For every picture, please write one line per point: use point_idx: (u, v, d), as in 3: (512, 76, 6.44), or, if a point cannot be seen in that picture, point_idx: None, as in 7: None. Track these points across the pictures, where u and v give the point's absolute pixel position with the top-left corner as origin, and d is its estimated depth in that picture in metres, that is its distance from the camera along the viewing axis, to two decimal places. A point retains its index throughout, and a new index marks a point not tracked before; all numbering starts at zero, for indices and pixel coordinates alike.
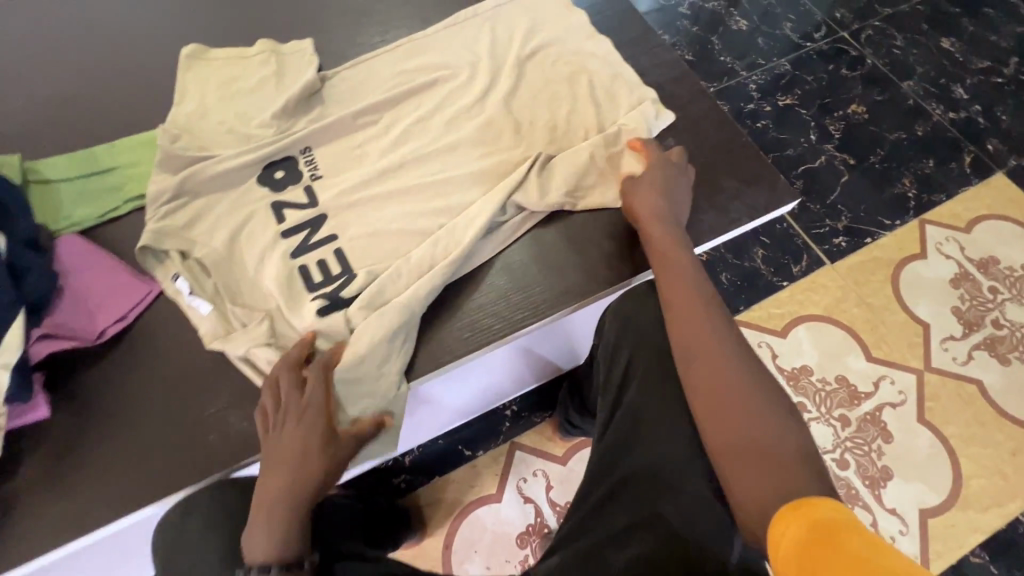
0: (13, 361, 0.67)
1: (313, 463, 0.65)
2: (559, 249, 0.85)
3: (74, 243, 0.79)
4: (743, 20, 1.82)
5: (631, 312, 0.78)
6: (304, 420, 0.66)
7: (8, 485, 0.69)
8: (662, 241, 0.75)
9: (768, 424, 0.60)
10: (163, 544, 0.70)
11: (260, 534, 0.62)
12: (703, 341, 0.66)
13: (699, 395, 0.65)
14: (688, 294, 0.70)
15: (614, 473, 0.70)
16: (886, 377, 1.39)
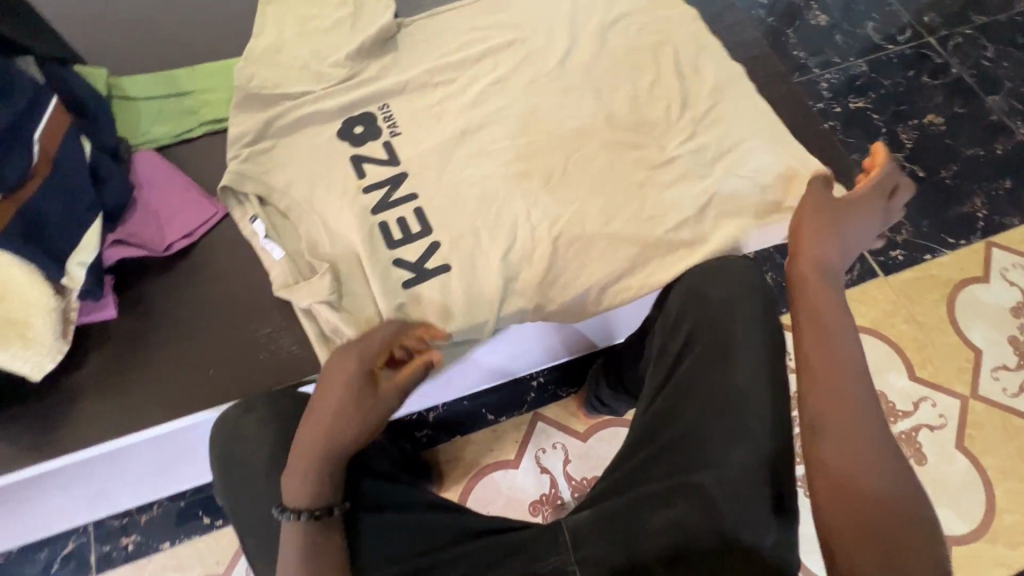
0: (88, 261, 0.71)
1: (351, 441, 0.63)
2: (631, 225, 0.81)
3: (150, 158, 0.82)
4: (823, 15, 1.73)
5: (695, 286, 0.78)
6: (351, 398, 0.62)
7: (71, 375, 0.73)
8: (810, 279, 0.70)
9: (887, 495, 0.57)
10: (220, 438, 0.71)
11: (292, 482, 0.62)
12: (839, 401, 0.62)
13: (822, 440, 0.61)
14: (829, 341, 0.66)
15: (659, 437, 0.71)
16: (928, 399, 1.34)
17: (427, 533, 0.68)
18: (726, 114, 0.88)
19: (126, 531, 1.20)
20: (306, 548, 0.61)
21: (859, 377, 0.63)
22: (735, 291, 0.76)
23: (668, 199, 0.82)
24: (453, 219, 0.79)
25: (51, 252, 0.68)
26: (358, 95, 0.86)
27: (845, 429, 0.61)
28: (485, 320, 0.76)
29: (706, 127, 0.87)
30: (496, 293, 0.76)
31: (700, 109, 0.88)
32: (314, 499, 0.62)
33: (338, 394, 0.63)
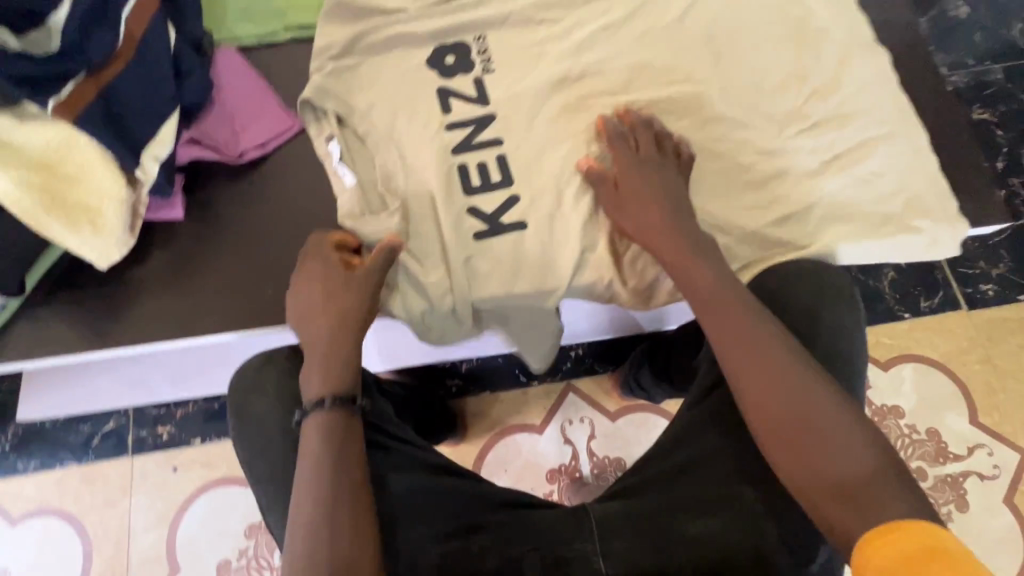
0: (163, 156, 0.69)
1: (353, 317, 0.65)
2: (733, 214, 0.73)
3: (232, 58, 0.78)
4: (966, 6, 1.52)
5: (773, 288, 0.70)
6: (324, 287, 0.65)
7: (135, 270, 0.73)
8: (675, 253, 0.65)
9: (812, 412, 0.58)
10: (242, 382, 0.72)
11: (312, 381, 0.63)
12: (762, 364, 0.60)
13: (759, 415, 0.60)
14: (725, 306, 0.63)
15: (705, 442, 0.67)
16: (985, 446, 1.26)
17: (436, 490, 0.66)
18: (859, 104, 0.77)
19: (162, 421, 1.25)
20: (331, 472, 0.58)
21: (760, 330, 0.61)
22: (819, 303, 0.69)
23: (773, 190, 0.74)
24: (537, 175, 0.73)
25: (127, 143, 0.66)
26: (455, 20, 0.78)
27: (775, 398, 0.59)
28: (554, 287, 0.71)
29: (831, 114, 0.77)
30: (571, 262, 0.71)
31: (830, 94, 0.78)
32: (341, 415, 0.61)
33: (317, 288, 0.66)
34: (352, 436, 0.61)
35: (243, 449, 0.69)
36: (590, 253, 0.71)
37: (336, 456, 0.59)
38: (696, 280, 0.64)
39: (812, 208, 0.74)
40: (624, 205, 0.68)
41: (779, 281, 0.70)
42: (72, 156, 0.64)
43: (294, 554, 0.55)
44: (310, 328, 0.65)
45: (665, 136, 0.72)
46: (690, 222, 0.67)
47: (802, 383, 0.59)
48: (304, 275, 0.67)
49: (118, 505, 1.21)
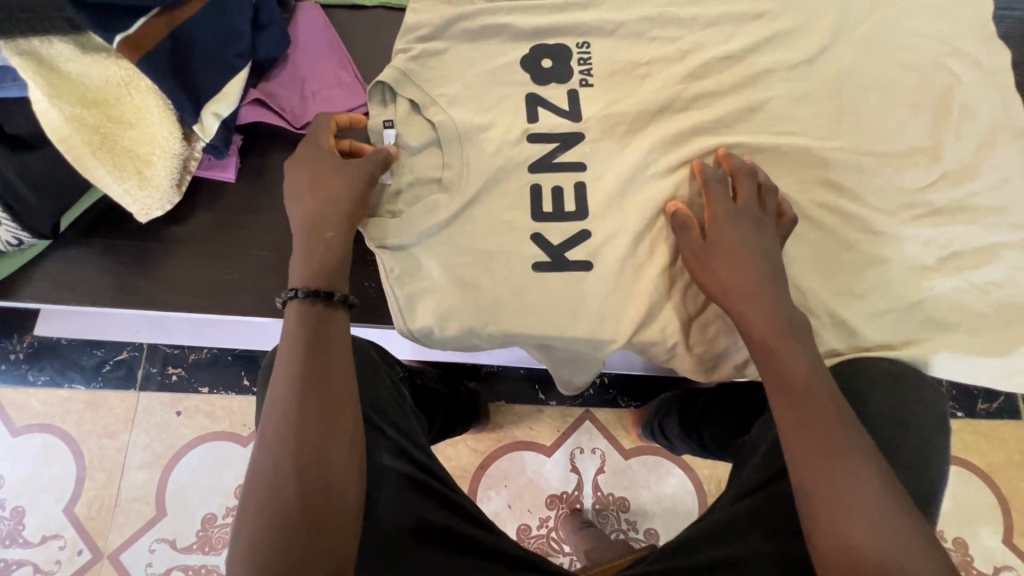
0: (224, 114, 0.63)
1: (334, 201, 0.60)
2: (828, 297, 0.64)
3: (313, 17, 0.72)
4: None
5: (858, 395, 0.62)
6: (312, 170, 0.62)
7: (175, 227, 0.69)
8: (762, 322, 0.57)
9: (864, 502, 0.51)
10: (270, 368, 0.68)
11: (295, 263, 0.59)
12: (816, 429, 0.54)
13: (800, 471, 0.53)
14: (794, 361, 0.56)
15: (750, 539, 0.60)
16: (1012, 569, 1.17)
17: (441, 531, 0.61)
18: (992, 200, 0.68)
19: (173, 362, 1.23)
20: (294, 376, 0.54)
21: (822, 390, 0.55)
22: (895, 424, 0.62)
23: (880, 278, 0.65)
24: (618, 211, 0.66)
25: (190, 94, 0.61)
26: (561, 20, 0.70)
27: (826, 466, 0.52)
28: (614, 338, 0.64)
29: (959, 205, 0.68)
30: (638, 315, 0.63)
31: (964, 181, 0.68)
32: (314, 314, 0.57)
33: (309, 169, 0.62)
34: (332, 342, 0.56)
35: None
36: (660, 308, 0.64)
37: (315, 362, 0.55)
38: (780, 357, 0.56)
39: (917, 306, 0.65)
40: (711, 261, 0.60)
41: (872, 379, 0.62)
42: (132, 100, 0.60)
43: (262, 461, 0.52)
44: (296, 208, 0.61)
45: (769, 189, 0.63)
46: (779, 293, 0.59)
47: (860, 459, 0.52)
48: (299, 160, 0.63)
49: (117, 437, 1.20)
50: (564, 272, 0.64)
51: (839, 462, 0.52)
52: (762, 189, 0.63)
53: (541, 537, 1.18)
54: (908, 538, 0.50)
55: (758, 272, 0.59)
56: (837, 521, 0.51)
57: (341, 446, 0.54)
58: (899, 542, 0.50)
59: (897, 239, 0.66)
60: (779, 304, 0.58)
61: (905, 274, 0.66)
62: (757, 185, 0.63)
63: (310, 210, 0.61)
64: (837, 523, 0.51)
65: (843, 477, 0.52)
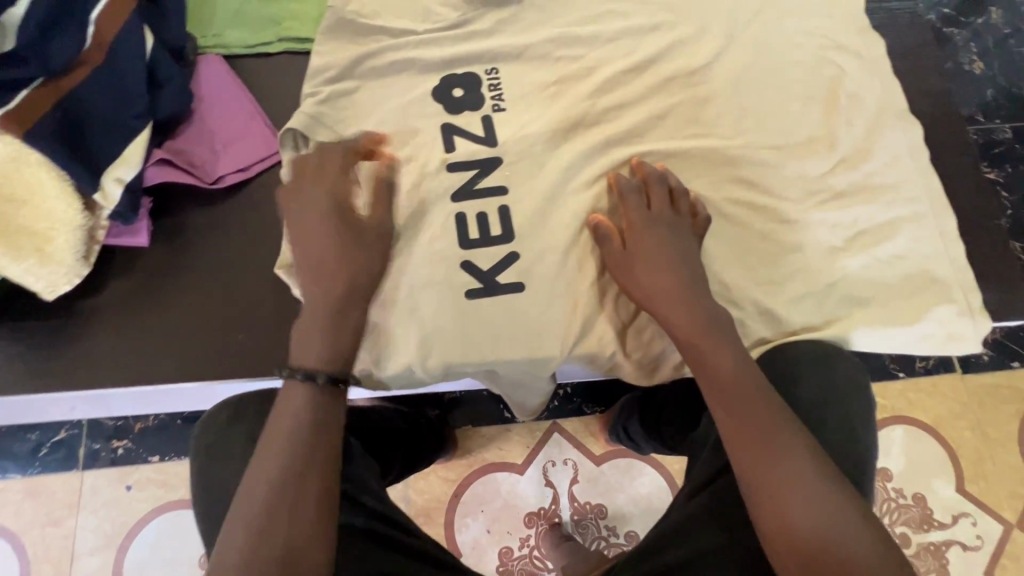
0: (127, 179, 0.61)
1: (362, 276, 0.59)
2: (750, 289, 0.67)
3: (216, 68, 0.71)
4: (979, 62, 1.57)
5: (782, 380, 0.66)
6: (335, 237, 0.60)
7: (90, 299, 0.66)
8: (685, 320, 0.60)
9: (796, 480, 0.53)
10: (200, 445, 0.62)
11: (317, 343, 0.56)
12: (745, 414, 0.56)
13: (736, 458, 0.55)
14: (717, 352, 0.59)
15: (703, 540, 0.61)
16: (970, 515, 1.23)
17: None
18: (889, 178, 0.73)
19: (118, 434, 1.17)
20: (287, 468, 0.51)
21: (746, 376, 0.58)
22: (822, 402, 0.65)
23: (794, 262, 0.69)
24: (541, 228, 0.67)
25: (86, 162, 0.59)
26: (467, 49, 0.72)
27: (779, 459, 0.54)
28: (554, 354, 0.64)
29: (859, 185, 0.72)
30: (573, 329, 0.64)
31: (860, 164, 0.73)
32: (319, 403, 0.54)
33: (333, 236, 0.60)
34: (331, 434, 0.54)
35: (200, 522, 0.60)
36: (595, 318, 0.65)
37: (314, 456, 0.52)
38: (704, 351, 0.59)
39: (832, 286, 0.69)
40: (635, 270, 0.62)
41: (794, 360, 0.66)
42: (23, 176, 0.57)
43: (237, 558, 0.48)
44: (322, 281, 0.58)
45: (680, 193, 0.66)
46: (697, 291, 0.61)
47: (789, 437, 0.55)
48: (320, 219, 0.60)
49: (62, 523, 1.13)
50: (496, 296, 0.65)
51: (771, 442, 0.55)
52: (677, 195, 0.66)
53: (523, 558, 1.17)
54: (841, 509, 0.52)
55: (678, 272, 0.62)
56: (774, 501, 0.53)
57: (321, 544, 0.50)
58: (833, 512, 0.52)
59: (807, 224, 0.70)
60: (698, 300, 0.61)
61: (819, 258, 0.69)
62: (669, 190, 0.66)
63: (341, 288, 0.58)
64: (775, 503, 0.53)
65: (776, 457, 0.54)
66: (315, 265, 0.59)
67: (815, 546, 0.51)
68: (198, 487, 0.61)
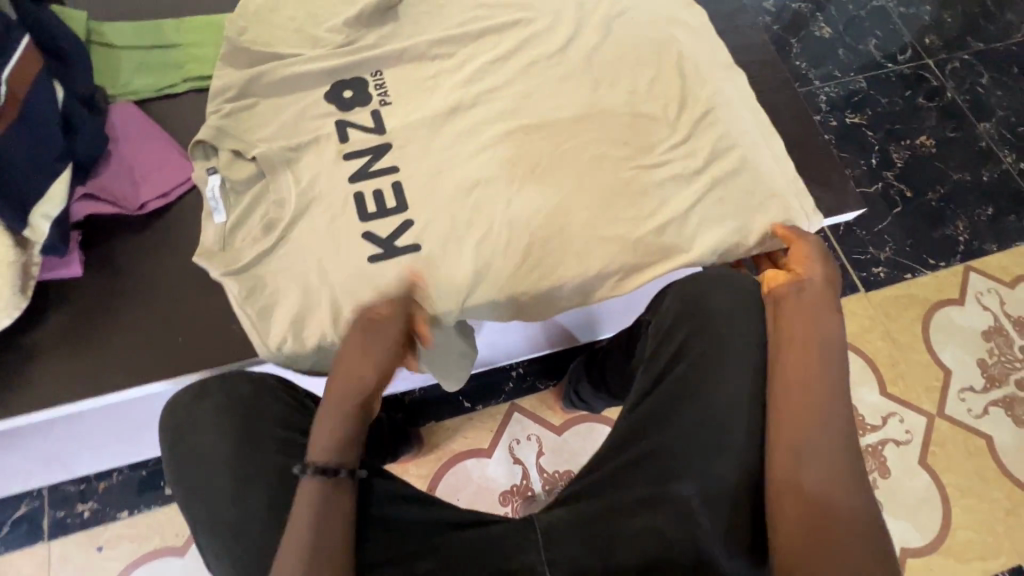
0: (53, 214, 0.68)
1: (368, 381, 0.65)
2: (625, 222, 0.78)
3: (128, 110, 0.78)
4: (827, 27, 1.83)
5: (698, 295, 0.74)
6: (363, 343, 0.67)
7: (33, 332, 0.71)
8: (796, 306, 0.69)
9: (825, 449, 0.61)
10: (169, 426, 0.69)
11: (322, 432, 0.63)
12: (807, 387, 0.64)
13: (784, 415, 0.64)
14: (810, 338, 0.67)
15: (643, 441, 0.68)
16: (896, 414, 1.36)
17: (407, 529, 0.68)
18: (733, 114, 0.86)
19: (83, 497, 1.16)
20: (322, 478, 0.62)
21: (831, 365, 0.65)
22: (739, 306, 0.73)
23: (656, 197, 0.80)
24: (438, 200, 0.76)
25: (11, 201, 0.65)
26: (353, 60, 0.82)
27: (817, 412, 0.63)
28: (451, 307, 0.74)
29: (708, 120, 0.85)
30: (468, 280, 0.74)
31: (705, 105, 0.85)
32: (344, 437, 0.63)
33: (358, 341, 0.67)
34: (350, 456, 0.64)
35: (181, 489, 0.67)
36: (486, 274, 0.75)
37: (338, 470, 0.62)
38: (791, 329, 0.68)
39: (690, 210, 0.80)
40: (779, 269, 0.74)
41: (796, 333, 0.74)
42: None
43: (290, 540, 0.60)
44: (339, 377, 0.65)
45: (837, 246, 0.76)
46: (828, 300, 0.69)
47: (836, 420, 0.62)
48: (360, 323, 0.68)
49: None
50: (391, 258, 0.74)
51: (820, 416, 0.62)
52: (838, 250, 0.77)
53: None
54: (859, 495, 0.59)
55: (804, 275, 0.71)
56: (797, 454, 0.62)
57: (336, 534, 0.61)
58: (842, 489, 0.59)
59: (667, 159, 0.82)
60: (811, 298, 0.69)
61: (673, 188, 0.81)
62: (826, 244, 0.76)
63: (349, 386, 0.65)
64: (794, 457, 0.62)
65: (826, 434, 0.62)
66: (338, 360, 0.66)
67: (810, 497, 0.59)
68: (174, 464, 0.67)
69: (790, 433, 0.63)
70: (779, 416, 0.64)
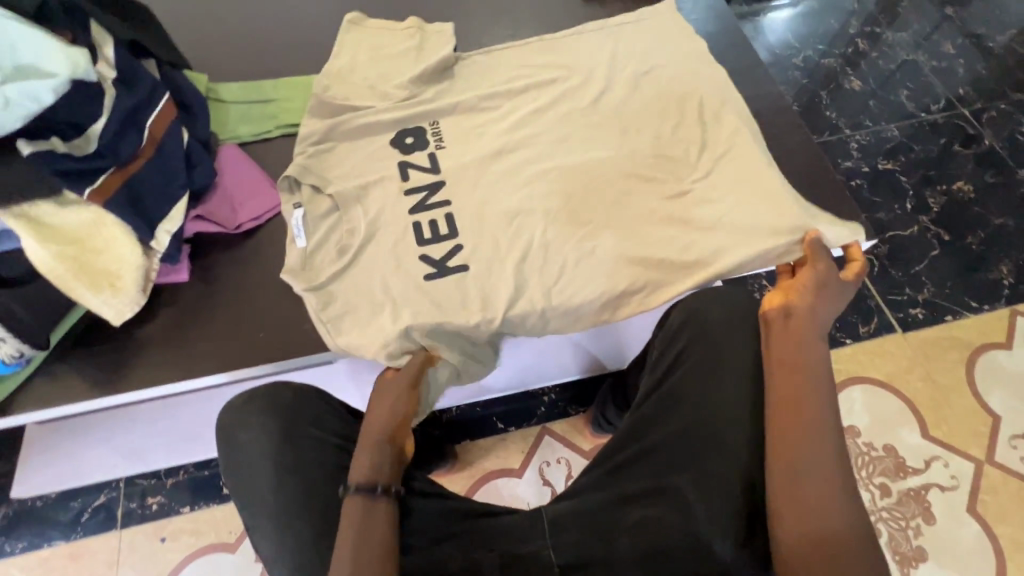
0: (173, 230, 0.84)
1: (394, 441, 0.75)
2: (644, 245, 0.87)
3: (233, 150, 0.96)
4: (858, 81, 1.91)
5: (696, 308, 0.80)
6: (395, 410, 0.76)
7: (144, 326, 0.86)
8: (785, 330, 0.72)
9: (819, 464, 0.64)
10: (225, 417, 0.82)
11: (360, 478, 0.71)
12: (802, 404, 0.68)
13: (776, 432, 0.68)
14: (802, 359, 0.70)
15: (641, 440, 0.75)
16: (940, 458, 1.32)
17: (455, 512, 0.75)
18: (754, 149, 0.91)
19: (153, 491, 1.29)
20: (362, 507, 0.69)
21: (822, 383, 0.69)
22: (735, 314, 0.79)
23: (683, 236, 0.88)
24: (480, 226, 0.88)
25: (145, 220, 0.81)
26: (415, 110, 0.97)
27: (813, 430, 0.66)
28: (494, 317, 0.83)
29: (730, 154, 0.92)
30: (506, 294, 0.84)
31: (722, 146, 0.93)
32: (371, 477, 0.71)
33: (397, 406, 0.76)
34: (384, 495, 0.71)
35: (233, 475, 0.79)
36: (520, 290, 0.85)
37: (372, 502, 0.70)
38: (786, 352, 0.71)
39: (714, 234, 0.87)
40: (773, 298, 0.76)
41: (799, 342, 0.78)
42: (102, 233, 0.78)
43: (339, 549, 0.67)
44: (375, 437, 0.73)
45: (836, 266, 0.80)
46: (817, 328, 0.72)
47: (828, 433, 0.66)
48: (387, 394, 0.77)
49: None
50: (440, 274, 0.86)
51: (810, 431, 0.66)
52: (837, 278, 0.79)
53: None
54: (852, 507, 0.63)
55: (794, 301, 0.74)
56: (792, 467, 0.65)
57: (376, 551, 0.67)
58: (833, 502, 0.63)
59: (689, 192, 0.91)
60: (803, 321, 0.72)
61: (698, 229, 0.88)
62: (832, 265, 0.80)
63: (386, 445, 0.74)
64: (789, 472, 0.65)
65: (819, 449, 0.65)
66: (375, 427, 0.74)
67: (805, 509, 0.63)
68: (227, 455, 0.80)
69: (787, 449, 0.66)
70: (775, 434, 0.67)
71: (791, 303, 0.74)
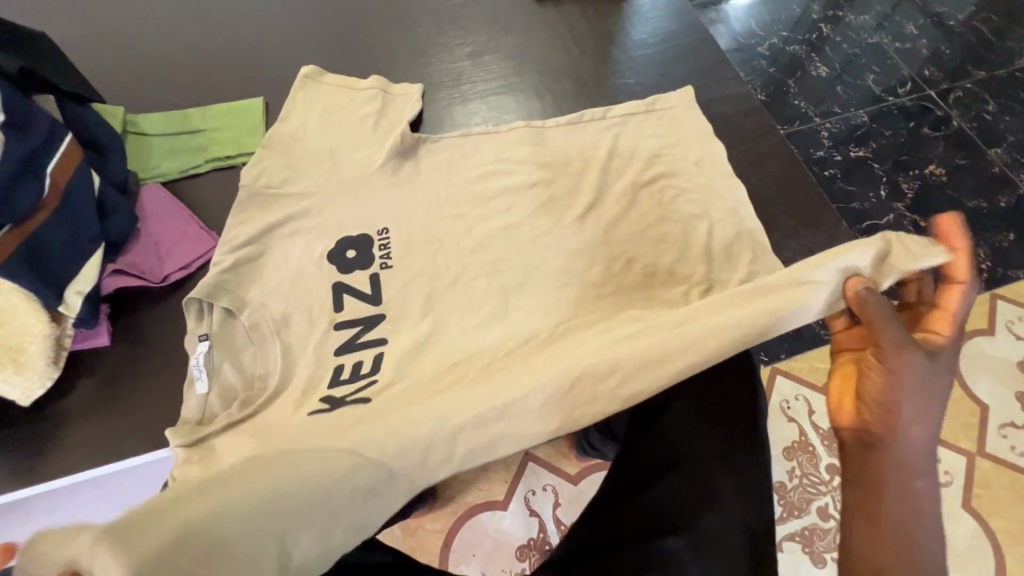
0: (86, 290, 0.75)
1: None
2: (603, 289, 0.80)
3: (155, 191, 0.86)
4: (824, 67, 1.87)
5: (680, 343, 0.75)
6: None
7: (65, 398, 0.77)
8: (882, 382, 0.57)
9: (910, 539, 0.54)
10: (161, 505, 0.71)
11: None
12: (887, 468, 0.57)
13: (861, 503, 0.57)
14: (897, 415, 0.57)
15: (633, 499, 0.64)
16: None
17: None
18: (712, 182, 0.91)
19: None
20: None
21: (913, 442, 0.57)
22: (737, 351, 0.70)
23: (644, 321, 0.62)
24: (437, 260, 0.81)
25: (51, 281, 0.71)
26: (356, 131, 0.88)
27: (897, 496, 0.56)
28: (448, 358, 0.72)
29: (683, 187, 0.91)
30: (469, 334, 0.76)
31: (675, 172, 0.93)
32: None
33: None
34: None
35: None
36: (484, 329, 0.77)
37: None
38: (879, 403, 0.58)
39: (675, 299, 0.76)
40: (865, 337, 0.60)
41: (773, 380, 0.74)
42: None
43: None
44: None
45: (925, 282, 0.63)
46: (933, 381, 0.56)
47: (915, 497, 0.56)
48: None
49: None
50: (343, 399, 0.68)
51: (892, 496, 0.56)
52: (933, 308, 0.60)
53: None
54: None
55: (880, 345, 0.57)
56: (885, 548, 0.54)
57: None
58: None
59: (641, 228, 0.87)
60: (895, 370, 0.57)
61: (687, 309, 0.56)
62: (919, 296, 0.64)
63: None
64: (874, 550, 0.55)
65: (901, 522, 0.55)
66: None
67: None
68: None
69: (872, 522, 0.56)
70: (859, 505, 0.57)
71: (880, 351, 0.58)
